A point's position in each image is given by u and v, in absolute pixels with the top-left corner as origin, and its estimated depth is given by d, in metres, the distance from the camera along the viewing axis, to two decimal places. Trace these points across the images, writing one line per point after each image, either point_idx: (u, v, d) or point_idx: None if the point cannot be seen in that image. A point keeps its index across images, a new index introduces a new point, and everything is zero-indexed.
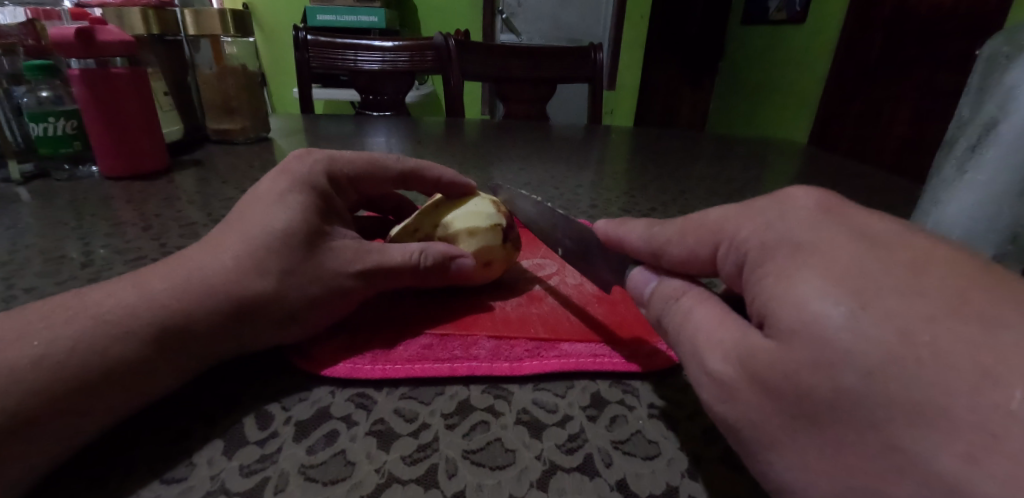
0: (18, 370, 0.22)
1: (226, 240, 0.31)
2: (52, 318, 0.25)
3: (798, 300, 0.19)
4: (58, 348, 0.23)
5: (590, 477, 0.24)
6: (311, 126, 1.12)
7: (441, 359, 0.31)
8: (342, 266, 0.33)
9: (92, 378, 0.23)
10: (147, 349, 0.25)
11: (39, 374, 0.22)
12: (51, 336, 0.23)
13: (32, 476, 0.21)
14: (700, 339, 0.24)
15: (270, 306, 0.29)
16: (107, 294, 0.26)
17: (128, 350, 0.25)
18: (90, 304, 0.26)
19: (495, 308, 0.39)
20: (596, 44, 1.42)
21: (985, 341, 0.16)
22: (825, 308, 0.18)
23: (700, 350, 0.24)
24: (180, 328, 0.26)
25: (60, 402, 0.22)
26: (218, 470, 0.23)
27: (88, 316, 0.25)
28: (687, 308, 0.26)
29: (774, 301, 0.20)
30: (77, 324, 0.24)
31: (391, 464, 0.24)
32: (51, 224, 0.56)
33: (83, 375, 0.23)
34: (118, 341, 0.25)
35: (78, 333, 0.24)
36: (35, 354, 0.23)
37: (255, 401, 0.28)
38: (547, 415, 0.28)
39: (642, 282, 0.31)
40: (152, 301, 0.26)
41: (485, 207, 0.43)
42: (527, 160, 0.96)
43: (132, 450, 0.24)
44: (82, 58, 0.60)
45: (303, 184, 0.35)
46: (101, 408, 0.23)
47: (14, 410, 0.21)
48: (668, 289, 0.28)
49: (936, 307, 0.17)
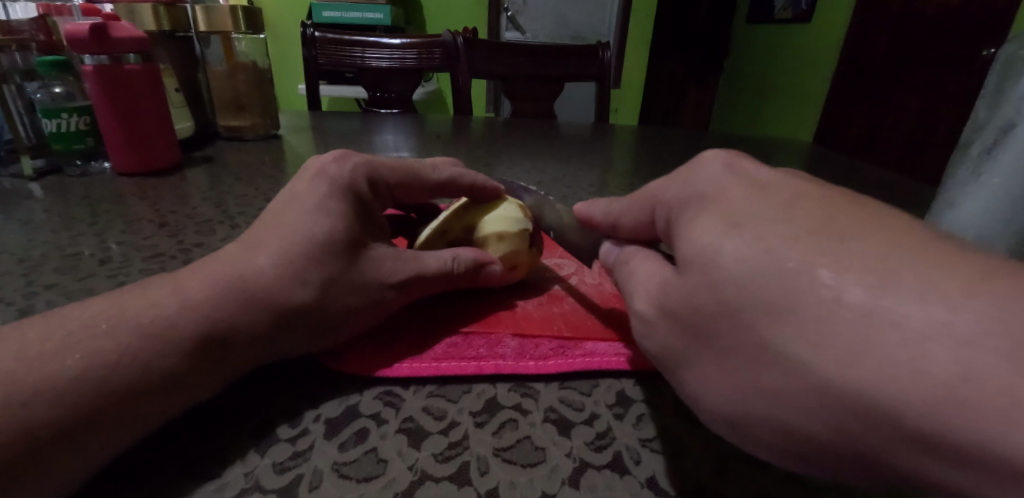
0: (58, 384, 0.22)
1: (259, 241, 0.31)
2: (90, 328, 0.25)
3: (699, 243, 0.23)
4: (97, 358, 0.23)
5: (620, 475, 0.24)
6: (319, 124, 1.12)
7: (468, 357, 0.32)
8: (382, 274, 0.33)
9: (132, 385, 0.23)
10: (181, 355, 0.25)
11: (77, 387, 0.22)
12: (88, 348, 0.24)
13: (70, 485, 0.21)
14: (636, 290, 0.29)
15: (305, 312, 0.29)
16: (143, 302, 0.26)
17: (166, 356, 0.25)
18: (129, 312, 0.26)
19: (518, 308, 0.39)
20: (603, 43, 1.42)
21: (846, 252, 0.19)
22: (714, 244, 0.22)
23: (636, 298, 0.29)
24: (214, 332, 0.27)
25: (97, 407, 0.22)
26: (251, 467, 0.24)
27: (126, 326, 0.25)
28: (633, 268, 0.31)
29: (685, 243, 0.24)
30: (115, 337, 0.24)
31: (423, 461, 0.24)
32: (67, 220, 0.56)
33: (125, 384, 0.23)
34: (152, 353, 0.25)
35: (117, 346, 0.24)
36: (73, 369, 0.23)
37: (286, 402, 0.28)
38: (575, 413, 0.28)
39: (608, 253, 0.35)
40: (189, 311, 0.27)
41: (512, 212, 0.43)
42: (537, 158, 0.96)
43: (167, 450, 0.24)
44: (97, 54, 0.60)
45: (341, 188, 0.35)
46: (136, 413, 0.23)
47: (62, 418, 0.21)
48: (624, 255, 0.33)
49: (797, 231, 0.21)
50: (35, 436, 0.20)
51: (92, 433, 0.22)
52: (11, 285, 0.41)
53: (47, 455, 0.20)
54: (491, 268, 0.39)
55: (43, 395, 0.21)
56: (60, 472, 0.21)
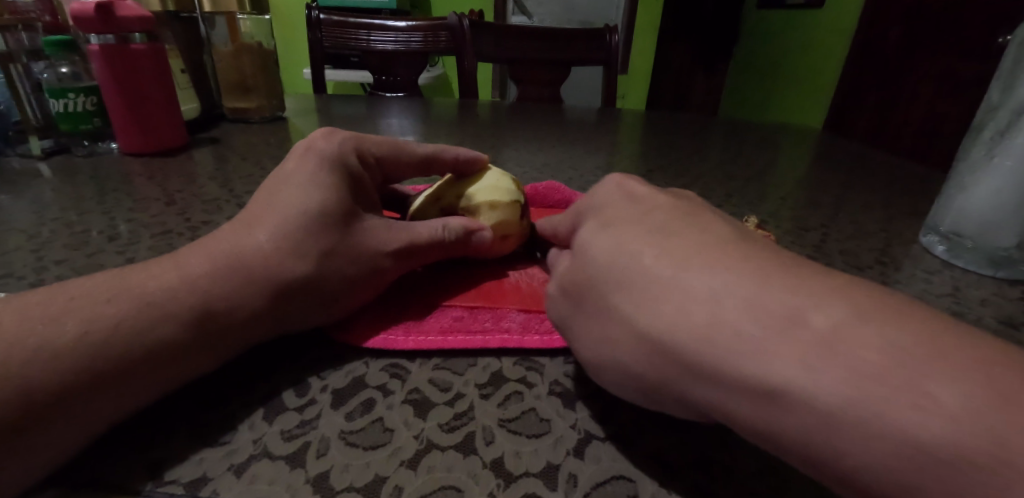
0: (57, 348, 0.22)
1: (258, 219, 0.31)
2: (91, 298, 0.25)
3: None
4: (96, 326, 0.24)
5: (625, 447, 0.24)
6: (324, 106, 1.12)
7: (473, 330, 0.32)
8: (378, 247, 0.34)
9: (130, 357, 0.24)
10: (180, 330, 0.25)
11: (78, 353, 0.23)
12: (87, 315, 0.24)
13: (70, 451, 0.21)
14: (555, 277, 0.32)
15: (308, 287, 0.30)
16: (145, 278, 0.27)
17: (163, 330, 0.25)
18: (130, 287, 0.26)
19: (521, 282, 0.39)
20: (612, 26, 1.40)
21: None
22: None
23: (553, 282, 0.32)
24: (213, 309, 0.27)
25: (97, 377, 0.22)
26: (260, 434, 0.24)
27: (129, 298, 0.25)
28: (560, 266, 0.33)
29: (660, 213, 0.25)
30: (115, 307, 0.25)
31: (429, 431, 0.24)
32: (75, 199, 0.56)
33: (120, 353, 0.24)
34: (157, 325, 0.25)
35: (118, 313, 0.25)
36: (73, 332, 0.23)
37: (292, 373, 0.28)
38: (580, 387, 0.28)
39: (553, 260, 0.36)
40: (189, 287, 0.27)
41: (504, 183, 0.43)
42: (542, 141, 0.95)
43: (178, 417, 0.24)
44: (101, 33, 0.60)
45: (331, 163, 0.35)
46: (139, 386, 0.24)
47: (60, 386, 0.22)
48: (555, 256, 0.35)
49: None
50: (31, 399, 0.21)
51: (92, 398, 0.22)
52: (21, 261, 0.42)
53: (48, 419, 0.21)
54: (482, 234, 0.39)
55: (42, 355, 0.22)
56: (64, 433, 0.21)
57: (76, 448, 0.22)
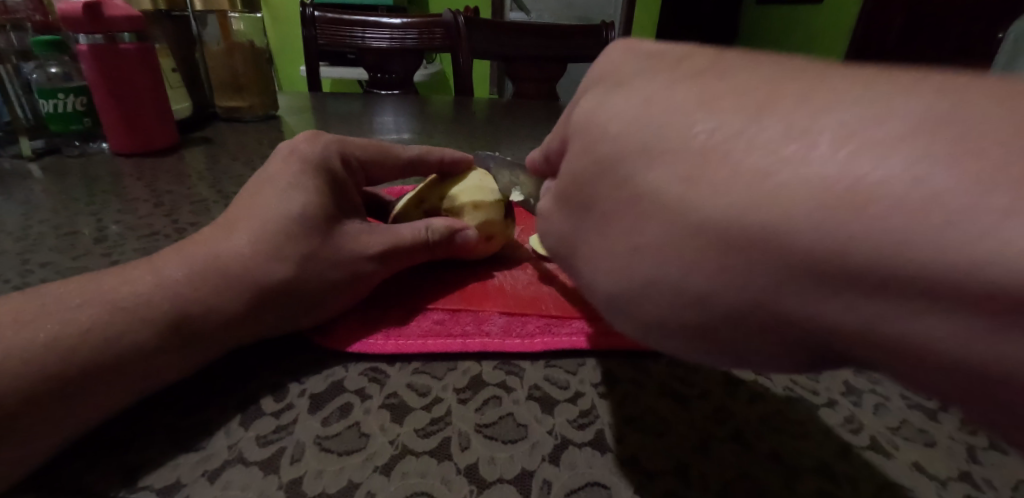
0: (27, 355, 0.22)
1: (239, 222, 0.31)
2: (65, 302, 0.25)
3: None
4: (69, 329, 0.24)
5: (601, 452, 0.24)
6: (319, 104, 1.11)
7: (454, 334, 0.32)
8: (361, 249, 0.34)
9: (103, 361, 0.24)
10: (156, 334, 0.25)
11: (48, 358, 0.23)
12: (61, 321, 0.24)
13: (41, 456, 0.21)
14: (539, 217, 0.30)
15: (289, 288, 0.30)
16: (123, 280, 0.27)
17: (137, 333, 0.25)
18: (106, 290, 0.26)
19: (506, 284, 0.38)
20: (608, 22, 1.39)
21: None
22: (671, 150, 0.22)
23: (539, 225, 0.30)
24: (188, 313, 0.27)
25: (65, 381, 0.22)
26: (235, 440, 0.24)
27: (103, 301, 0.25)
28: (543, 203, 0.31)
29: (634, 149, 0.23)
30: (89, 311, 0.25)
31: (404, 436, 0.24)
32: (64, 200, 0.56)
33: (93, 358, 0.23)
34: (132, 329, 0.25)
35: (91, 318, 0.24)
36: (44, 337, 0.23)
37: (271, 377, 0.28)
38: (559, 391, 0.28)
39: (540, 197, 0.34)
40: (166, 291, 0.27)
41: (487, 182, 0.43)
42: (536, 139, 0.95)
43: (152, 422, 0.24)
44: (89, 33, 0.59)
45: (313, 166, 0.35)
46: (109, 392, 0.23)
47: (28, 391, 0.22)
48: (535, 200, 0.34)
49: None
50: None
51: (62, 403, 0.22)
52: (7, 264, 0.42)
53: (17, 427, 0.21)
54: (466, 234, 0.39)
55: (10, 363, 0.22)
56: (34, 439, 0.21)
57: (47, 453, 0.22)
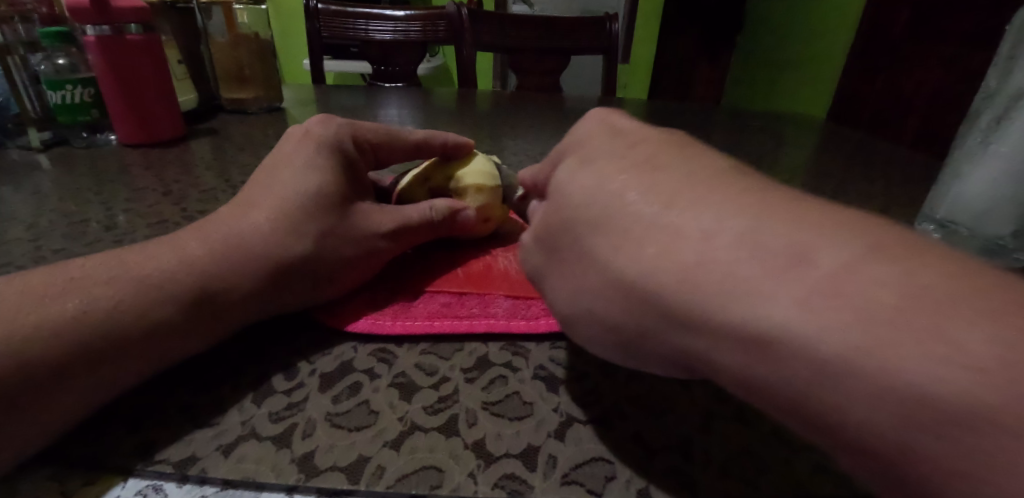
0: (54, 327, 0.23)
1: (253, 204, 0.32)
2: (88, 279, 0.26)
3: None
4: (96, 301, 0.25)
5: (606, 428, 0.25)
6: (323, 97, 1.12)
7: (461, 315, 0.32)
8: (371, 229, 0.34)
9: (124, 335, 0.24)
10: (174, 310, 0.26)
11: (76, 330, 0.24)
12: (85, 295, 0.25)
13: (65, 425, 0.22)
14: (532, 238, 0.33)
15: (304, 267, 0.31)
16: (142, 259, 0.28)
17: (156, 309, 0.26)
18: (127, 267, 0.27)
19: (509, 268, 0.39)
20: (611, 14, 1.38)
21: None
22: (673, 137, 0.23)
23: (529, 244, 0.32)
24: (204, 292, 0.27)
25: (89, 353, 0.23)
26: (248, 416, 0.24)
27: (127, 278, 0.26)
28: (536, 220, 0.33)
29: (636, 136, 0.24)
30: (112, 286, 0.26)
31: (413, 413, 0.25)
32: (73, 191, 0.56)
33: (116, 332, 0.24)
34: (150, 303, 0.26)
35: (114, 293, 0.25)
36: (72, 310, 0.24)
37: (283, 356, 0.28)
38: (563, 371, 0.28)
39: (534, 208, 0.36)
40: (185, 268, 0.28)
41: (490, 166, 0.44)
42: (539, 130, 0.95)
43: (169, 395, 0.25)
44: (96, 24, 0.60)
45: (330, 148, 0.36)
46: (130, 365, 0.24)
47: (55, 361, 0.22)
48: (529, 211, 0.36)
49: None
50: (27, 374, 0.22)
51: (87, 372, 0.23)
52: (19, 251, 0.42)
53: (44, 395, 0.22)
54: (465, 214, 0.39)
55: (38, 333, 0.23)
56: (56, 411, 0.22)
57: (71, 422, 0.22)
